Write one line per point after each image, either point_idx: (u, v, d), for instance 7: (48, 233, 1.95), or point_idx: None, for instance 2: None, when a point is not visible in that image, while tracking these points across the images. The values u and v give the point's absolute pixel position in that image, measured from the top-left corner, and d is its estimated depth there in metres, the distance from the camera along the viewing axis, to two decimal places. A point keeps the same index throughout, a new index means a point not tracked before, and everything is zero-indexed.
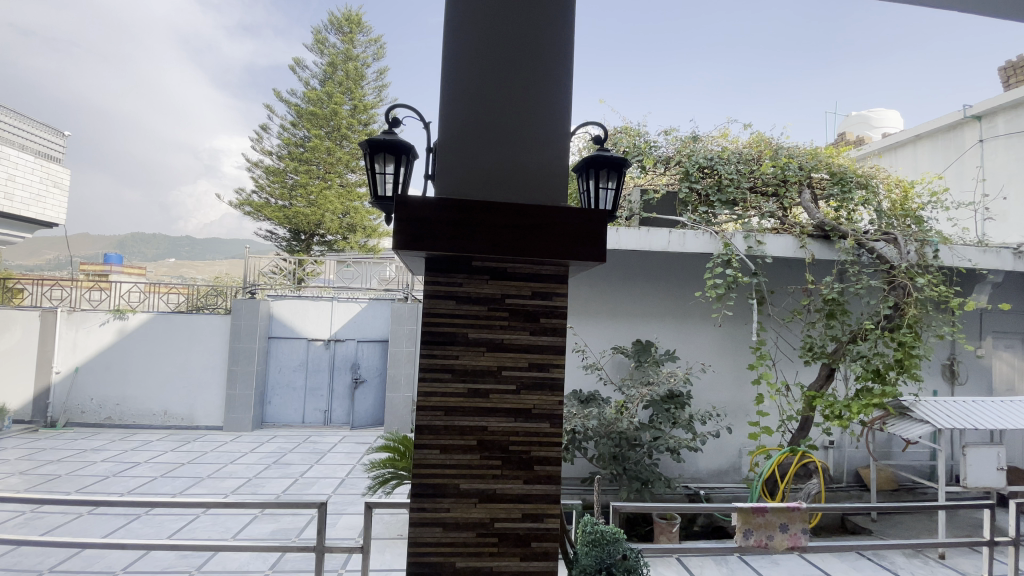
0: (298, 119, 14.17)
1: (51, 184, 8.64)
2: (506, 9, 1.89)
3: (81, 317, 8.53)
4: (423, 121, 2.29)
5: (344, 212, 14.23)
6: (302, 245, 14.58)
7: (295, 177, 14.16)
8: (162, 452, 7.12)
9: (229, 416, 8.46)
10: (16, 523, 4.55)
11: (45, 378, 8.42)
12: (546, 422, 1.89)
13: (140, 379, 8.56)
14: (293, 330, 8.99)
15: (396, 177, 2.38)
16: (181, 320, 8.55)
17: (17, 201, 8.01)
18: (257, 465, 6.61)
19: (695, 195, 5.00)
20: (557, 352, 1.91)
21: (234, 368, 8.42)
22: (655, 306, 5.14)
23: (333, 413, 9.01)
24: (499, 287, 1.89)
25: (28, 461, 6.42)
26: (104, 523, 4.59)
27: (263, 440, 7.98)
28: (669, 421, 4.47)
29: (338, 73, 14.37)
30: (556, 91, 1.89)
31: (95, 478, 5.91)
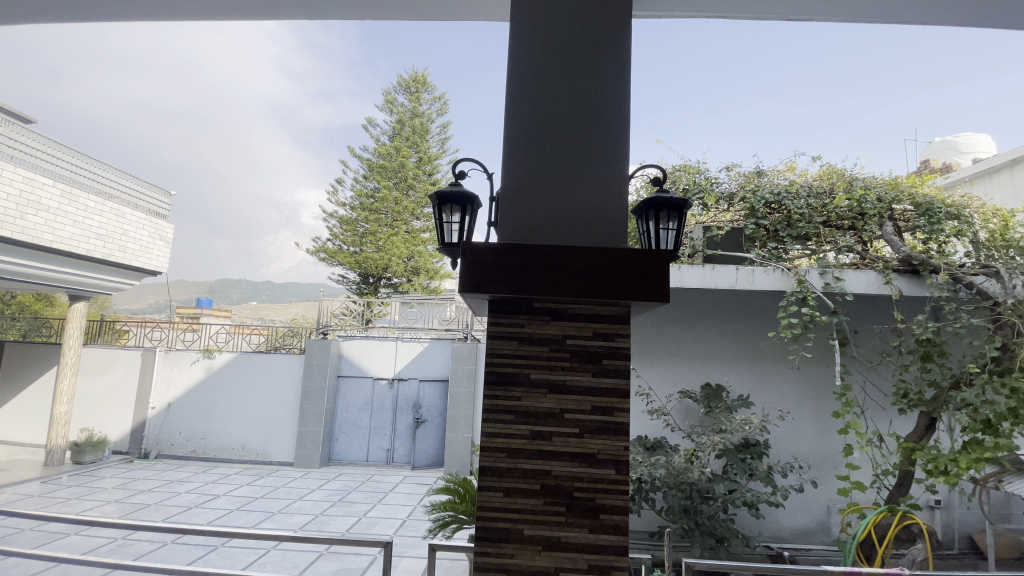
0: (370, 172, 15.29)
1: (157, 237, 9.77)
2: (566, 63, 1.99)
3: (175, 356, 9.38)
4: (486, 172, 2.43)
5: (409, 256, 15.02)
6: (370, 287, 15.35)
7: (365, 226, 15.10)
8: (238, 486, 7.51)
9: (299, 454, 8.81)
10: (109, 548, 4.93)
11: (142, 412, 9.24)
12: (611, 469, 1.84)
13: (223, 414, 9.21)
14: (360, 369, 9.42)
15: (462, 226, 2.51)
16: (260, 359, 9.20)
17: (129, 252, 9.10)
18: (323, 502, 6.81)
19: (762, 231, 4.81)
20: (620, 396, 1.88)
21: (307, 405, 8.90)
22: (723, 348, 4.91)
23: (395, 452, 9.16)
24: (560, 327, 1.91)
25: (123, 490, 6.98)
26: (186, 552, 4.88)
27: (330, 477, 8.23)
28: (745, 472, 4.17)
29: (406, 129, 15.53)
30: (615, 136, 1.95)
31: (180, 508, 6.33)
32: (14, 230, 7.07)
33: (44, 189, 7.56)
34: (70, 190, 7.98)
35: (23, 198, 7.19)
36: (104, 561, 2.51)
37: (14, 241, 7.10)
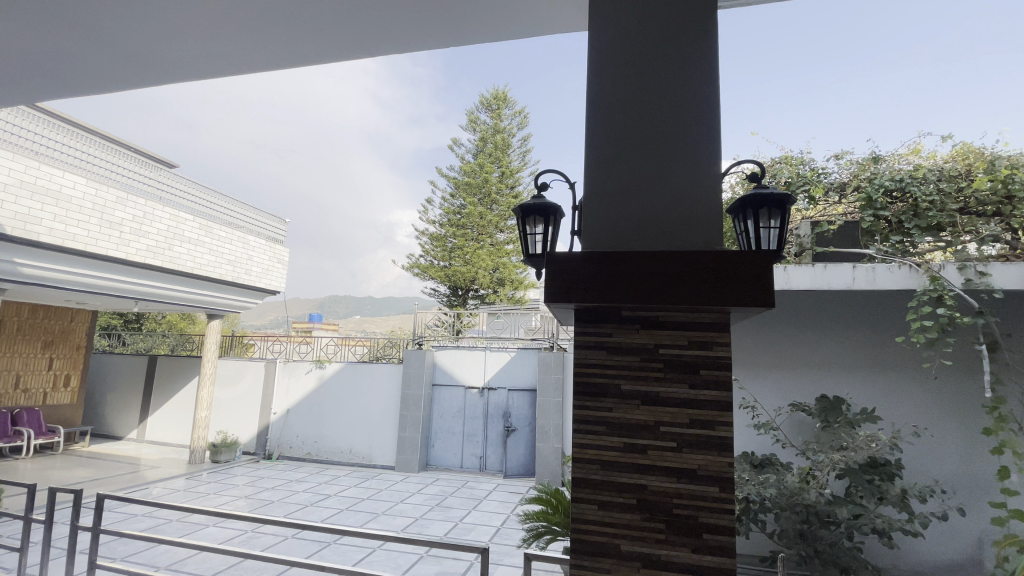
0: (456, 190, 15.96)
1: (276, 261, 10.96)
2: (647, 64, 1.95)
3: (293, 366, 10.42)
4: (568, 182, 2.43)
5: (494, 268, 15.42)
6: (459, 299, 15.88)
7: (454, 241, 15.74)
8: (347, 487, 8.12)
9: (400, 458, 9.32)
10: (241, 539, 5.55)
11: (266, 417, 10.34)
12: (714, 486, 1.74)
13: (333, 420, 10.03)
14: (453, 378, 9.80)
15: (546, 237, 2.53)
16: (364, 369, 9.97)
17: (254, 274, 10.32)
18: (422, 505, 7.15)
19: (883, 223, 4.30)
20: (722, 408, 1.77)
21: (405, 412, 9.42)
22: (839, 355, 4.44)
23: (487, 459, 9.37)
24: (652, 336, 1.85)
25: (252, 487, 7.84)
26: (304, 546, 5.37)
27: (428, 482, 8.62)
28: (873, 496, 3.70)
29: (488, 146, 15.97)
30: (703, 132, 1.87)
31: (298, 506, 6.97)
32: (164, 259, 8.33)
33: (186, 225, 8.73)
34: (207, 224, 9.18)
35: (170, 233, 8.42)
36: (236, 551, 2.77)
37: (163, 269, 8.34)
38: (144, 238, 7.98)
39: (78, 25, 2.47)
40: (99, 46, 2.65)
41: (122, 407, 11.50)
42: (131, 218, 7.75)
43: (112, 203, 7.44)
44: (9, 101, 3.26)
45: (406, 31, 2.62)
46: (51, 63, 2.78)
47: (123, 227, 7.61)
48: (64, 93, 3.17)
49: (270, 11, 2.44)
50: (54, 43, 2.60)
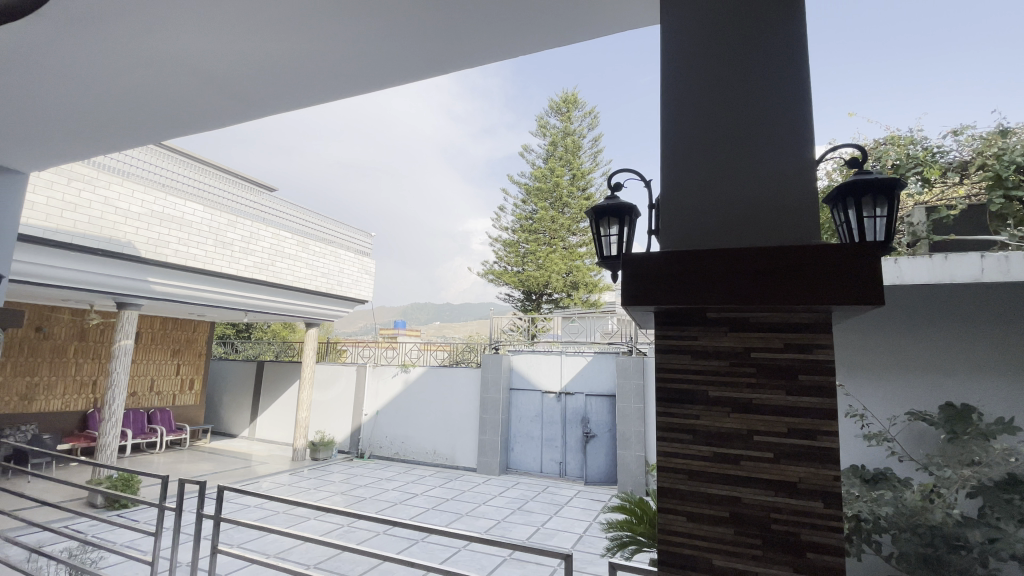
0: (527, 196, 16.10)
1: (363, 273, 11.70)
2: (726, 50, 1.84)
3: (381, 370, 11.08)
4: (644, 180, 2.35)
5: (568, 271, 15.38)
6: (533, 304, 15.81)
7: (526, 247, 15.84)
8: (433, 487, 8.44)
9: (481, 460, 9.53)
10: (339, 532, 5.96)
11: (357, 419, 11.02)
12: (818, 501, 1.60)
13: (417, 422, 10.48)
14: (530, 383, 9.87)
15: (621, 238, 2.48)
16: (446, 373, 10.34)
17: (345, 284, 11.09)
18: (504, 508, 7.25)
19: (1020, 205, 3.68)
20: (824, 417, 1.63)
21: (485, 415, 9.63)
22: (965, 359, 3.86)
23: (567, 465, 9.29)
24: (741, 340, 1.74)
25: (346, 484, 8.39)
26: (395, 542, 5.65)
27: (509, 485, 8.72)
28: (1011, 518, 3.17)
29: (559, 149, 16.02)
30: (791, 120, 1.74)
31: (388, 503, 7.36)
32: (268, 274, 9.19)
33: (286, 242, 9.58)
34: (304, 240, 9.99)
35: (273, 250, 9.28)
36: (332, 543, 2.93)
37: (267, 282, 9.18)
38: (251, 255, 8.86)
39: (183, 65, 2.44)
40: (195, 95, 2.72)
41: (235, 407, 12.80)
42: (241, 237, 8.65)
43: (225, 226, 8.35)
44: (127, 145, 3.36)
45: (507, 37, 2.31)
46: (160, 104, 2.79)
47: (233, 246, 8.52)
48: (174, 133, 3.22)
49: (364, 33, 2.25)
50: (163, 85, 2.60)
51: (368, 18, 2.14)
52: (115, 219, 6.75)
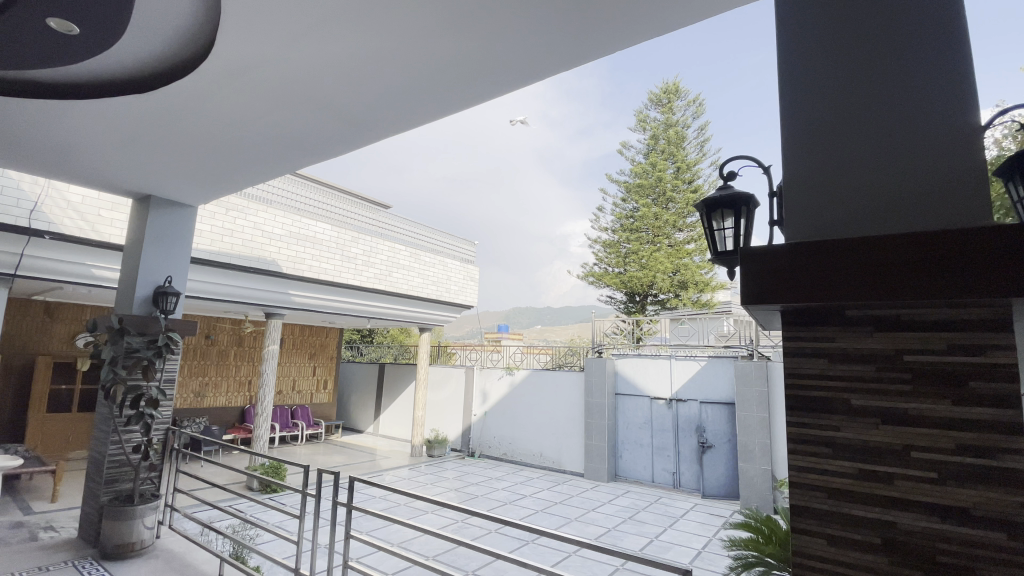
0: (627, 194, 15.59)
1: (469, 279, 12.21)
2: (857, 14, 1.63)
3: (487, 372, 11.46)
4: (762, 167, 2.17)
5: (674, 271, 14.67)
6: (637, 306, 15.27)
7: (628, 246, 15.36)
8: (541, 490, 8.52)
9: (589, 466, 9.41)
10: (455, 527, 6.28)
11: (467, 419, 11.51)
12: (1000, 532, 1.35)
13: (524, 424, 10.66)
14: (637, 388, 9.55)
15: (737, 232, 2.31)
16: (550, 376, 10.42)
17: (452, 290, 11.67)
18: (615, 516, 7.08)
19: None
20: (1007, 433, 1.36)
21: (591, 420, 9.52)
22: None
23: (682, 476, 8.82)
24: (890, 341, 1.52)
25: (460, 481, 8.80)
26: (507, 542, 5.81)
27: (618, 493, 8.51)
28: None
29: (661, 142, 15.36)
30: (947, 85, 1.49)
31: (499, 502, 7.58)
32: (386, 284, 9.99)
33: (400, 254, 10.34)
34: (416, 251, 10.72)
35: (389, 262, 10.07)
36: (448, 537, 3.03)
37: (385, 291, 9.97)
38: (372, 266, 9.72)
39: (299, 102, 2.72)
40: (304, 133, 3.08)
41: (361, 405, 14.06)
42: (363, 251, 9.52)
43: (349, 242, 9.24)
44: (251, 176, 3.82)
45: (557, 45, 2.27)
46: (291, 133, 3.08)
47: (356, 259, 9.39)
48: (301, 161, 3.54)
49: (475, 52, 2.30)
50: (294, 117, 2.87)
51: (477, 37, 2.19)
52: (262, 241, 7.81)
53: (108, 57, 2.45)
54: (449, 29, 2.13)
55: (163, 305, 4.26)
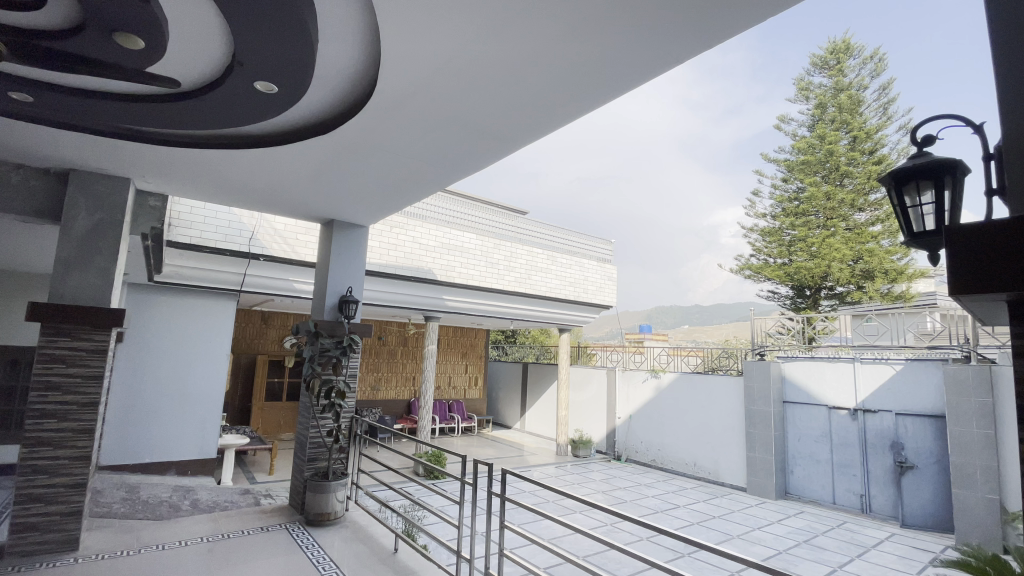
0: (790, 174, 13.74)
1: (608, 278, 11.99)
2: None
3: (630, 374, 11.09)
4: (972, 125, 1.73)
5: (856, 258, 12.50)
6: (808, 301, 13.47)
7: (793, 233, 13.56)
8: (696, 501, 7.97)
9: (752, 481, 8.54)
10: (605, 530, 6.21)
11: (613, 422, 11.25)
12: None
13: (673, 430, 10.08)
14: (811, 396, 8.35)
15: (939, 207, 1.89)
16: (701, 380, 9.70)
17: (592, 291, 11.57)
18: (786, 538, 6.29)
19: None
20: None
21: (753, 430, 8.63)
22: None
23: (873, 500, 7.50)
24: None
25: (607, 484, 8.66)
26: (660, 552, 5.56)
27: (790, 513, 7.55)
28: None
29: (830, 111, 13.27)
30: None
31: (649, 510, 7.28)
32: (527, 286, 10.33)
33: (539, 257, 10.60)
34: (554, 253, 10.89)
35: (529, 265, 10.40)
36: (602, 538, 2.89)
37: (527, 294, 10.32)
38: (513, 270, 10.14)
39: (425, 121, 2.93)
40: (434, 151, 3.33)
41: (508, 403, 14.74)
42: (505, 256, 9.99)
43: (492, 248, 9.78)
44: (397, 197, 4.30)
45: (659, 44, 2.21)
46: (436, 154, 3.39)
47: (500, 264, 9.89)
48: (443, 180, 3.86)
49: (609, 54, 2.29)
50: (436, 139, 3.16)
51: (611, 39, 2.17)
52: (418, 252, 8.69)
53: (296, 110, 2.97)
54: (585, 33, 2.14)
55: (346, 311, 5.00)
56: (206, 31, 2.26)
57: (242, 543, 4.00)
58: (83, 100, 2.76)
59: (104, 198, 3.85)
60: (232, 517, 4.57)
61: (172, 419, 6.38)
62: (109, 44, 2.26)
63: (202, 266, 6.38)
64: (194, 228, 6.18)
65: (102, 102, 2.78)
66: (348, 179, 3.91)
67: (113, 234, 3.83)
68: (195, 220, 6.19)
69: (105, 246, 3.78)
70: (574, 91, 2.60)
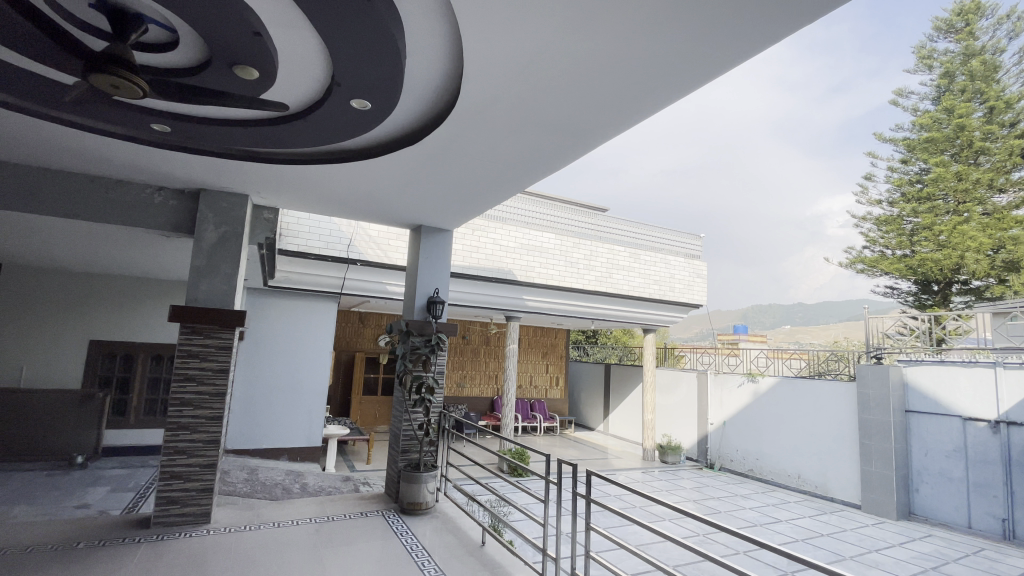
0: (910, 154, 12.15)
1: (697, 275, 11.37)
2: None
3: (724, 378, 10.42)
4: None
5: (997, 247, 10.78)
6: (936, 298, 11.86)
7: (914, 221, 11.99)
8: (800, 516, 7.33)
9: (867, 497, 7.69)
10: (697, 540, 5.92)
11: (704, 427, 10.62)
12: None
13: (773, 438, 9.35)
14: (940, 405, 7.35)
15: None
16: (805, 386, 8.91)
17: (679, 290, 11.04)
18: (910, 564, 5.59)
19: None
20: None
21: (868, 442, 7.79)
22: None
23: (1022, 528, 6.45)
24: None
25: (699, 493, 8.22)
26: (759, 568, 5.18)
27: (915, 536, 6.69)
28: None
29: (960, 80, 11.57)
30: None
31: (747, 522, 6.81)
32: (608, 285, 10.12)
33: (621, 255, 10.34)
34: (636, 250, 10.56)
35: (610, 263, 10.18)
36: (694, 547, 2.69)
37: (608, 293, 10.11)
38: (594, 269, 9.99)
39: (505, 126, 3.01)
40: (515, 154, 3.43)
41: (592, 404, 14.51)
42: (585, 255, 9.87)
43: (572, 247, 9.72)
44: (483, 201, 4.46)
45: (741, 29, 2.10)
46: (517, 157, 3.46)
47: (580, 263, 9.79)
48: (524, 180, 3.91)
49: (697, 39, 2.18)
50: (516, 142, 3.23)
51: (689, 29, 2.11)
52: (499, 254, 8.87)
53: (388, 125, 3.19)
54: (671, 21, 2.06)
55: (433, 312, 5.25)
56: (309, 59, 2.50)
57: (344, 526, 4.34)
58: (213, 129, 3.17)
59: (227, 214, 4.37)
60: (335, 502, 4.97)
61: (284, 409, 7.09)
62: (231, 75, 2.57)
63: (307, 272, 7.02)
64: (301, 237, 6.76)
65: (225, 128, 3.16)
66: (434, 185, 4.11)
67: (235, 245, 4.35)
68: (302, 229, 6.79)
69: (228, 255, 4.31)
70: (651, 85, 2.55)
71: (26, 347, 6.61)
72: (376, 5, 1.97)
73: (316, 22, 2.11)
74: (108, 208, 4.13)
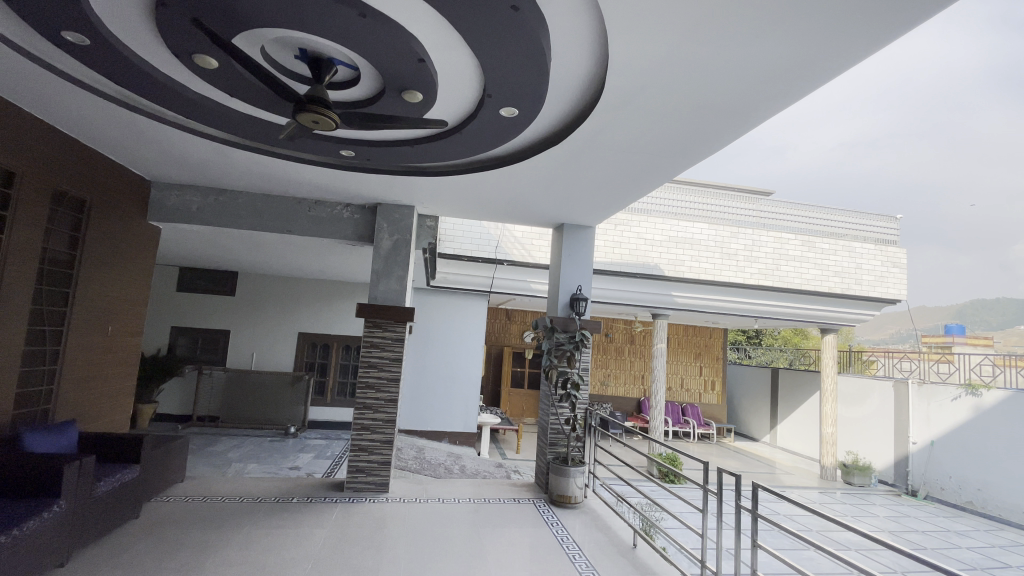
0: None
1: (892, 265, 9.55)
2: None
3: (932, 389, 8.58)
4: None
5: None
6: None
7: None
8: None
9: None
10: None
11: (903, 446, 8.87)
12: None
13: (1003, 465, 7.54)
14: None
15: None
16: None
17: (866, 283, 9.40)
18: None
19: None
20: None
21: None
22: None
23: None
24: None
25: (895, 523, 6.92)
26: None
27: None
28: None
29: None
30: None
31: (964, 564, 5.53)
32: (775, 279, 9.09)
33: (789, 244, 9.20)
34: (809, 238, 9.27)
35: (777, 254, 9.13)
36: None
37: (774, 288, 9.07)
38: (756, 261, 9.05)
39: (656, 113, 2.88)
40: (667, 141, 3.25)
41: (755, 412, 13.16)
42: (744, 246, 9.01)
43: (728, 238, 8.96)
44: (634, 193, 4.32)
45: None
46: (670, 143, 3.29)
47: (738, 256, 8.98)
48: (681, 165, 3.67)
49: None
50: (668, 128, 3.08)
51: None
52: (645, 249, 8.60)
53: (536, 127, 3.28)
54: None
55: (577, 308, 5.27)
56: (464, 77, 2.70)
57: (499, 510, 4.62)
58: (386, 148, 3.60)
59: (398, 224, 4.96)
60: (490, 485, 5.32)
61: (444, 398, 7.78)
62: (401, 100, 2.90)
63: (462, 273, 7.62)
64: (456, 240, 7.46)
65: (397, 148, 3.58)
66: (582, 181, 4.12)
67: (405, 250, 4.91)
68: (457, 232, 7.51)
69: (400, 259, 4.89)
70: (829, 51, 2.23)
71: (257, 337, 8.34)
72: (524, 13, 2.05)
73: (469, 39, 2.28)
74: (310, 224, 4.98)
